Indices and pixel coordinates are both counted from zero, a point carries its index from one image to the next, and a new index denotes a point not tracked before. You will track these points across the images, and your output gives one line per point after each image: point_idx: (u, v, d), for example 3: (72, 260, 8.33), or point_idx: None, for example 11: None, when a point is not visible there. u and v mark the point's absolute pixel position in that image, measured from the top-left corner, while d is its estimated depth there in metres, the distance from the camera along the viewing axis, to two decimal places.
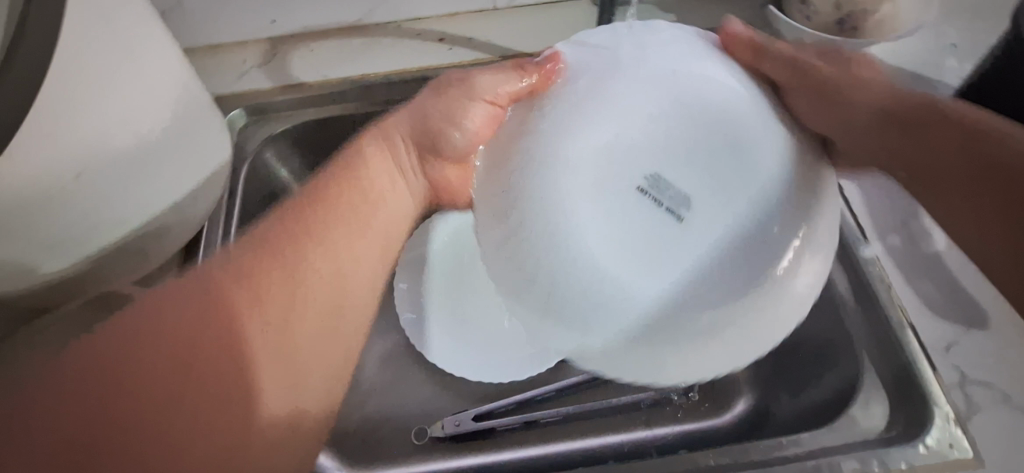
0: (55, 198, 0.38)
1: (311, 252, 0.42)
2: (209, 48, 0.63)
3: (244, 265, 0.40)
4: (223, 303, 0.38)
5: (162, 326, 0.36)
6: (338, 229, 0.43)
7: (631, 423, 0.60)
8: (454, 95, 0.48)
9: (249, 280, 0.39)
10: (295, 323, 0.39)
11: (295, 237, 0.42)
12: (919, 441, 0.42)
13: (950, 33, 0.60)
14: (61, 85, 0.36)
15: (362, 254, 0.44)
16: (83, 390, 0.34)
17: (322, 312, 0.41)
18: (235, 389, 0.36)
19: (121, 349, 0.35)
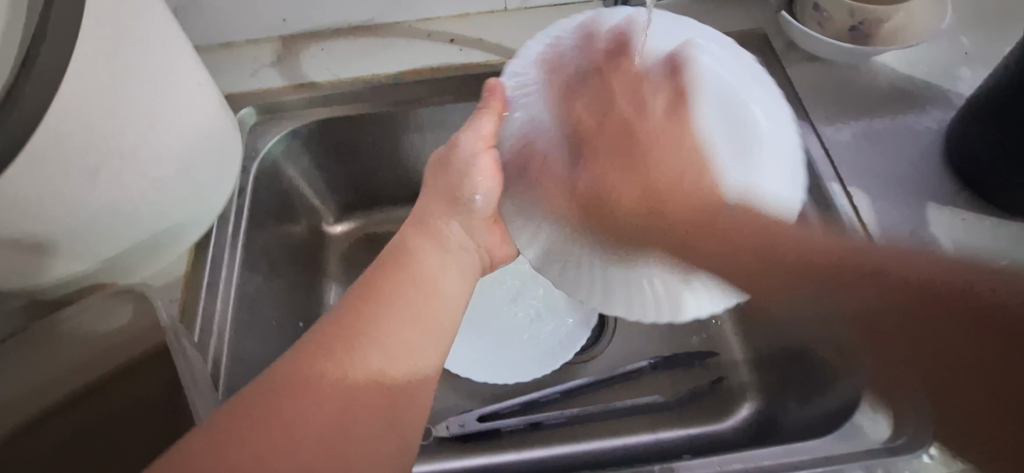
0: (72, 199, 0.38)
1: (395, 289, 0.40)
2: (221, 46, 0.63)
3: (351, 308, 0.39)
4: (320, 343, 0.37)
5: (296, 365, 0.36)
6: (412, 271, 0.42)
7: (637, 427, 0.61)
8: (459, 165, 0.49)
9: (359, 317, 0.39)
10: (423, 319, 0.40)
11: (371, 288, 0.41)
12: (923, 451, 0.43)
13: (962, 41, 0.60)
14: (85, 81, 0.35)
15: (441, 287, 0.42)
16: (255, 422, 0.33)
17: (417, 324, 0.39)
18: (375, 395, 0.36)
19: (273, 392, 0.35)
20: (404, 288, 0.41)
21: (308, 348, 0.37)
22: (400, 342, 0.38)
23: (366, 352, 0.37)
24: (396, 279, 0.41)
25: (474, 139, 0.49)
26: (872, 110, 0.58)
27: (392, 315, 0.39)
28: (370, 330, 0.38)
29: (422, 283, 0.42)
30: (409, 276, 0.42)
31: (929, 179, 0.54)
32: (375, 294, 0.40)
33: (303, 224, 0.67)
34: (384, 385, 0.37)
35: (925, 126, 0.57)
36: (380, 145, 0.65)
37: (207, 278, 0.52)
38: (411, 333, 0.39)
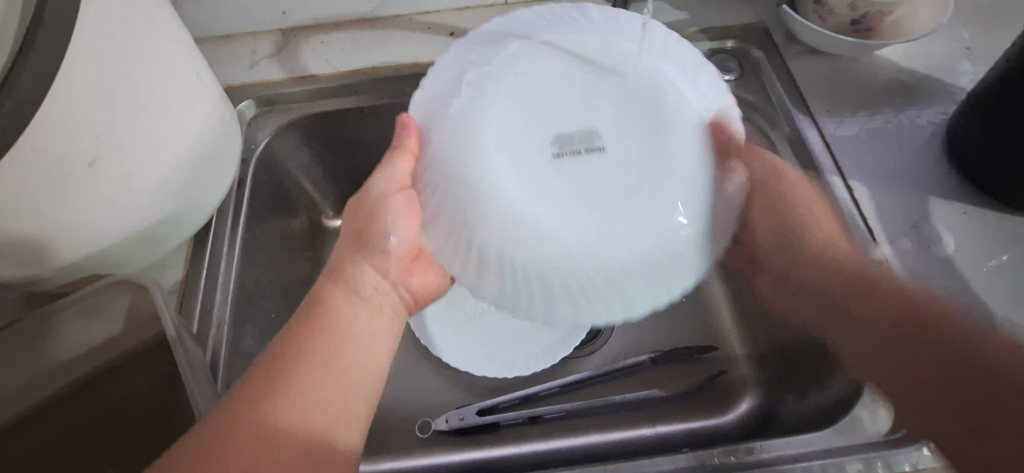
0: (69, 187, 0.38)
1: (322, 339, 0.41)
2: (220, 38, 0.63)
3: (282, 354, 0.40)
4: (257, 395, 0.38)
5: (232, 421, 0.37)
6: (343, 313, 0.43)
7: (637, 421, 0.61)
8: (366, 209, 0.46)
9: (288, 367, 0.40)
10: (351, 362, 0.41)
11: (301, 338, 0.41)
12: (924, 443, 0.43)
13: (965, 36, 0.60)
14: (78, 69, 0.35)
15: (367, 331, 0.43)
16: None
17: (346, 374, 0.41)
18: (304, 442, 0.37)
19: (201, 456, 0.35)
20: (321, 334, 0.41)
21: (241, 402, 0.38)
22: (354, 366, 0.41)
23: (293, 403, 0.38)
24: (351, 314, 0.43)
25: (389, 178, 0.44)
26: (873, 104, 0.58)
27: (336, 355, 0.41)
28: (321, 362, 0.40)
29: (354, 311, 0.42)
30: (330, 323, 0.42)
31: (930, 172, 0.54)
32: (332, 329, 0.42)
33: (301, 218, 0.66)
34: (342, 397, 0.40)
35: (926, 120, 0.56)
36: (379, 138, 0.65)
37: (206, 270, 0.52)
38: (358, 369, 0.41)
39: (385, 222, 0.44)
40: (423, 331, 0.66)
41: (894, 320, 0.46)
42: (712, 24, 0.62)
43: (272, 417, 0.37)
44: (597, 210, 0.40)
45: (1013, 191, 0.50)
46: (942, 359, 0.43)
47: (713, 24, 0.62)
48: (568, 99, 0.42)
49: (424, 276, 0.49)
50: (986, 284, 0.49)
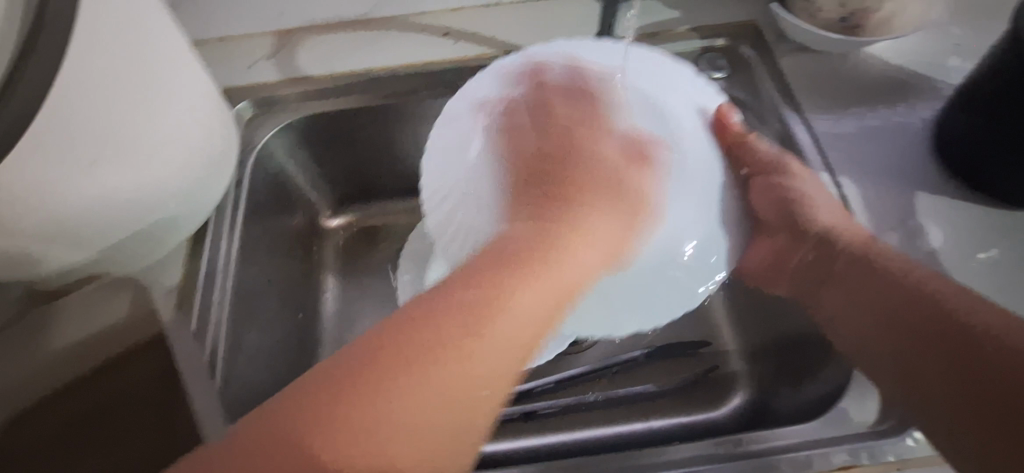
0: (70, 184, 0.39)
1: (515, 288, 0.39)
2: (218, 40, 0.64)
3: (482, 281, 0.39)
4: (429, 331, 0.36)
5: (420, 340, 0.36)
6: (544, 274, 0.40)
7: (631, 415, 0.61)
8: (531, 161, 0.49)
9: (473, 300, 0.38)
10: (514, 334, 0.38)
11: (511, 280, 0.39)
12: (909, 434, 0.43)
13: (952, 31, 0.61)
14: (79, 69, 0.36)
15: (541, 300, 0.39)
16: (343, 395, 0.33)
17: (505, 350, 0.37)
18: (440, 401, 0.35)
19: (360, 374, 0.34)
20: (519, 282, 0.39)
21: (423, 327, 0.36)
22: (444, 390, 0.35)
23: (457, 356, 0.36)
24: (432, 328, 0.36)
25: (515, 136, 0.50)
26: (862, 101, 0.58)
27: (484, 327, 0.37)
28: (494, 320, 0.37)
29: (553, 276, 0.40)
30: (535, 276, 0.40)
31: (918, 169, 0.55)
32: (500, 295, 0.38)
33: (299, 217, 0.67)
34: (434, 421, 0.35)
35: (914, 116, 0.57)
36: (374, 138, 0.66)
37: (204, 269, 0.53)
38: (449, 388, 0.35)
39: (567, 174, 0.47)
40: None
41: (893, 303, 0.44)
42: (703, 22, 0.62)
43: (344, 438, 0.32)
44: (622, 222, 0.46)
45: (998, 183, 0.51)
46: (932, 337, 0.41)
47: (704, 22, 0.62)
48: (584, 128, 0.49)
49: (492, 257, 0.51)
50: (972, 276, 0.49)
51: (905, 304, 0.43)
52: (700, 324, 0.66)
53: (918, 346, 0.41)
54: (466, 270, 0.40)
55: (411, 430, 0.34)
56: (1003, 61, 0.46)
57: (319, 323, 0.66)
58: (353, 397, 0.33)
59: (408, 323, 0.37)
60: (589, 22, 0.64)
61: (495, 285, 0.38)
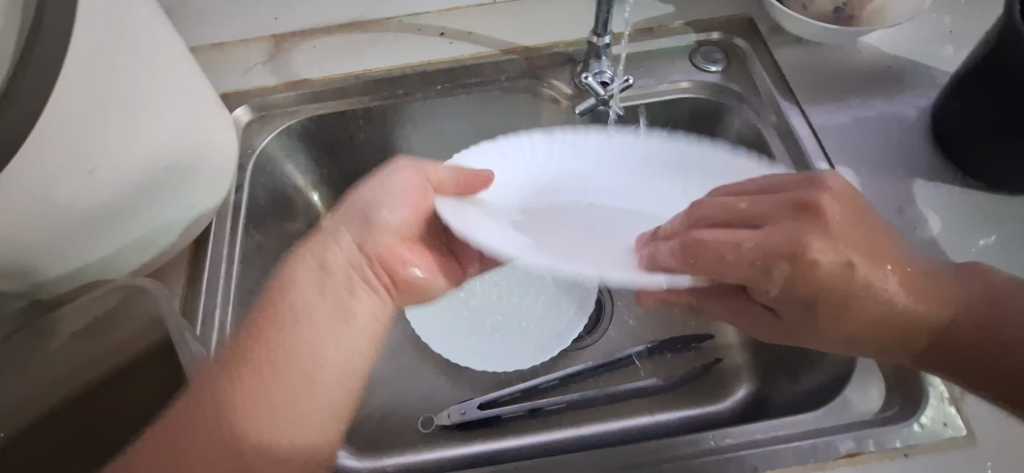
0: (68, 194, 0.39)
1: (286, 329, 0.42)
2: (212, 46, 0.64)
3: (239, 350, 0.41)
4: (254, 354, 0.41)
5: (236, 378, 0.40)
6: (303, 326, 0.42)
7: (634, 410, 0.62)
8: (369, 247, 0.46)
9: (255, 341, 0.41)
10: (273, 370, 0.40)
11: (268, 331, 0.42)
12: (913, 419, 0.43)
13: (947, 19, 0.61)
14: (78, 80, 0.36)
15: (290, 343, 0.41)
16: (191, 425, 0.39)
17: (261, 397, 0.40)
18: (276, 417, 0.40)
19: (201, 412, 0.39)
20: (269, 331, 0.42)
21: (244, 360, 0.41)
22: (325, 346, 0.42)
23: (256, 380, 0.40)
24: (224, 394, 0.39)
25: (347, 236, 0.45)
26: (859, 90, 0.58)
27: (267, 355, 0.41)
28: (279, 355, 0.41)
29: (298, 331, 0.42)
30: (297, 328, 0.42)
31: (916, 157, 0.55)
32: (274, 323, 0.42)
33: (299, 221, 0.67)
34: (282, 419, 0.40)
35: (911, 105, 0.57)
36: (372, 140, 0.66)
37: (206, 275, 0.53)
38: (262, 395, 0.40)
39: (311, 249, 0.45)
40: (423, 330, 0.67)
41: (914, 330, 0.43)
42: (697, 17, 0.63)
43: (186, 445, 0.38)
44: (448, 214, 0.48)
45: (995, 170, 0.51)
46: (965, 346, 0.42)
47: (699, 17, 0.63)
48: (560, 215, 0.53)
49: (428, 274, 0.49)
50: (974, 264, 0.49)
51: (948, 330, 0.42)
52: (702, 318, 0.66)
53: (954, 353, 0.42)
54: (232, 340, 0.42)
55: (297, 396, 0.40)
56: (998, 48, 0.46)
57: None
58: (195, 426, 0.39)
59: (228, 362, 0.41)
60: (586, 19, 0.64)
61: (280, 321, 0.42)
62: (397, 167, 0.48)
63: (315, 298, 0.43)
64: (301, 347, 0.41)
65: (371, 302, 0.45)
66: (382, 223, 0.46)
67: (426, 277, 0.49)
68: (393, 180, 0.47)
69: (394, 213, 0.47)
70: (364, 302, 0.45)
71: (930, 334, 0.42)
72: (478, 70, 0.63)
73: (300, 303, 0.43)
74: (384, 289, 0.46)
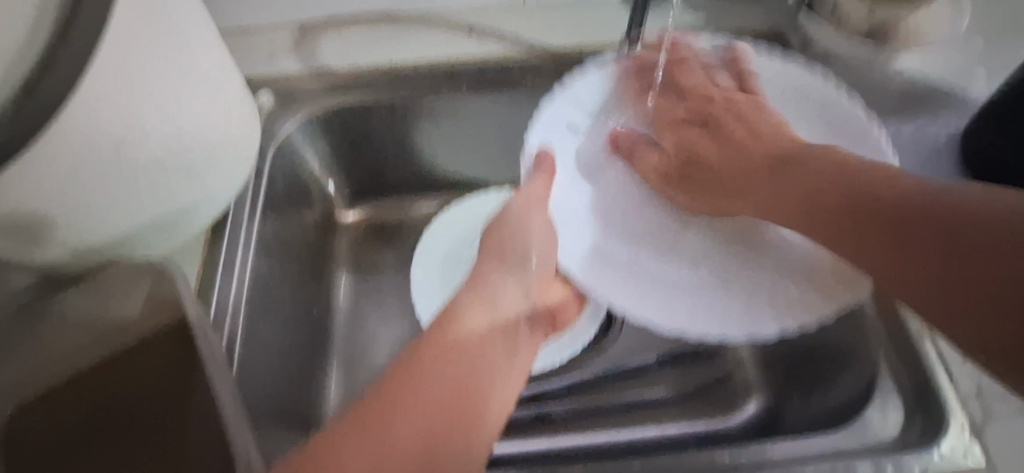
0: (100, 172, 0.39)
1: (462, 325, 0.46)
2: (240, 30, 0.64)
3: (416, 351, 0.44)
4: (429, 349, 0.44)
5: (425, 367, 0.43)
6: (473, 319, 0.47)
7: (643, 421, 0.61)
8: (538, 283, 0.52)
9: (433, 338, 0.45)
10: (455, 362, 0.44)
11: (441, 328, 0.46)
12: (934, 447, 0.43)
13: (981, 44, 0.60)
14: (111, 58, 0.37)
15: (471, 336, 0.46)
16: (384, 412, 0.39)
17: (451, 384, 0.42)
18: (470, 403, 0.42)
19: (394, 395, 0.40)
20: (450, 332, 0.46)
21: (427, 357, 0.43)
22: (496, 379, 0.45)
23: (444, 360, 0.43)
24: (405, 404, 0.40)
25: (518, 291, 0.51)
26: (887, 112, 0.58)
27: (453, 347, 0.45)
28: (462, 343, 0.45)
29: (470, 326, 0.46)
30: (462, 322, 0.47)
31: (942, 182, 0.55)
32: (449, 324, 0.46)
33: (314, 209, 0.67)
34: (446, 423, 0.40)
35: (940, 128, 0.57)
36: (393, 134, 0.65)
37: (222, 259, 0.53)
38: (440, 402, 0.41)
39: (472, 285, 0.50)
40: None
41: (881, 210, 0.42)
42: (729, 28, 0.62)
43: (384, 436, 0.38)
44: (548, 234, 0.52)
45: None
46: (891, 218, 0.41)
47: (732, 28, 0.62)
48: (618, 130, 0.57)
49: (564, 301, 0.56)
50: None
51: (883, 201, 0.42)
52: None
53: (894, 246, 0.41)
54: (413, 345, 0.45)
55: (466, 420, 0.41)
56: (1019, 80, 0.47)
57: (332, 318, 0.66)
58: (394, 416, 0.39)
59: (410, 360, 0.43)
60: (616, 24, 0.63)
61: (456, 323, 0.46)
62: (512, 205, 0.52)
63: (470, 309, 0.48)
64: (477, 380, 0.44)
65: (527, 343, 0.50)
66: (536, 271, 0.52)
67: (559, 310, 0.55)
68: (534, 220, 0.52)
69: (542, 259, 0.52)
70: (516, 312, 0.50)
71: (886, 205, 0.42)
72: (505, 70, 0.62)
73: (472, 335, 0.46)
74: (541, 326, 0.53)
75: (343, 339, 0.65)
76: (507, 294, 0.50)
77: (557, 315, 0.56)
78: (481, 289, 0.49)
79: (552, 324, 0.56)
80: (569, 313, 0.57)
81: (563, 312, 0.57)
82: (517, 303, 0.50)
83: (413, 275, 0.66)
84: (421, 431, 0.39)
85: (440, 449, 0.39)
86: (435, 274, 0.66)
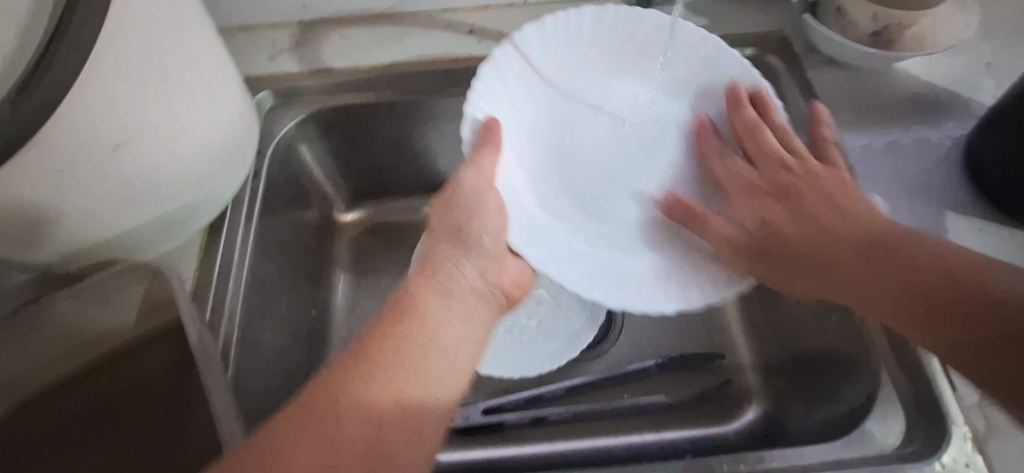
0: (93, 172, 0.39)
1: (424, 304, 0.41)
2: (241, 29, 0.64)
3: (371, 331, 0.39)
4: (386, 325, 0.39)
5: (377, 345, 0.37)
6: (435, 299, 0.42)
7: (641, 427, 0.61)
8: (495, 263, 0.48)
9: (391, 315, 0.40)
10: (412, 341, 0.38)
11: (399, 306, 0.41)
12: (936, 459, 0.43)
13: (987, 50, 0.60)
14: (108, 58, 0.36)
15: (435, 315, 0.40)
16: (323, 404, 0.33)
17: (405, 368, 0.37)
18: (420, 395, 0.36)
19: (341, 384, 0.35)
20: (411, 307, 0.40)
21: (381, 335, 0.38)
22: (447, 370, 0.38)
23: (402, 339, 0.38)
24: (352, 393, 0.34)
25: (474, 271, 0.46)
26: (891, 117, 0.58)
27: (412, 326, 0.39)
28: (421, 323, 0.40)
29: (433, 306, 0.41)
30: (424, 300, 0.41)
31: (945, 189, 0.54)
32: (409, 302, 0.41)
33: (313, 209, 0.67)
34: (391, 421, 0.35)
35: (944, 135, 0.57)
36: (392, 135, 0.65)
37: (220, 258, 0.53)
38: (388, 390, 0.35)
39: (424, 267, 0.44)
40: None
41: (937, 281, 0.40)
42: (733, 31, 0.62)
43: (320, 437, 0.32)
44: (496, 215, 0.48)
45: None
46: (940, 283, 0.40)
47: (735, 32, 0.62)
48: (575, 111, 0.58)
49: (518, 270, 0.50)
50: None
51: (937, 273, 0.41)
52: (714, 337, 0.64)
53: (922, 302, 0.40)
54: (369, 326, 0.40)
55: (414, 416, 0.36)
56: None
57: (330, 318, 0.66)
58: (338, 411, 0.33)
59: (363, 342, 0.38)
60: None
61: (416, 298, 0.41)
62: (465, 179, 0.48)
63: (429, 289, 0.42)
64: (429, 367, 0.38)
65: (484, 328, 0.43)
66: (487, 249, 0.47)
67: (517, 293, 0.49)
68: (489, 197, 0.49)
69: (496, 237, 0.48)
70: (473, 294, 0.44)
71: (931, 284, 0.41)
72: None
73: (428, 324, 0.40)
74: (500, 306, 0.47)
75: (340, 341, 0.65)
76: (463, 274, 0.45)
77: (514, 296, 0.49)
78: (434, 267, 0.44)
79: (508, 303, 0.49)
80: (524, 288, 0.50)
81: (519, 291, 0.50)
82: (471, 283, 0.45)
83: None
84: (357, 428, 0.33)
85: (377, 449, 0.33)
86: None
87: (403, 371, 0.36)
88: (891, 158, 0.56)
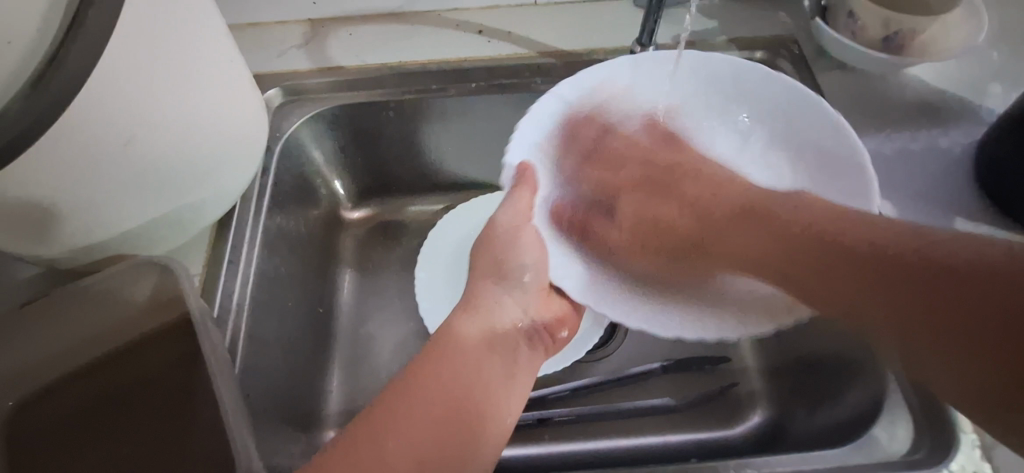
0: (104, 169, 0.39)
1: (461, 336, 0.45)
2: (250, 26, 0.64)
3: (413, 368, 0.43)
4: (426, 360, 0.43)
5: (417, 382, 0.41)
6: (469, 329, 0.45)
7: (646, 429, 0.60)
8: (545, 296, 0.51)
9: (428, 353, 0.43)
10: (447, 373, 0.42)
11: (439, 340, 0.44)
12: (945, 465, 0.43)
13: (997, 55, 0.60)
14: (120, 54, 0.36)
15: (469, 347, 0.44)
16: (368, 437, 0.38)
17: (445, 400, 0.41)
18: (465, 420, 0.41)
19: (383, 420, 0.39)
20: (447, 342, 0.44)
21: (421, 373, 0.42)
22: (498, 392, 0.44)
23: (440, 373, 0.42)
24: (397, 428, 0.38)
25: (514, 309, 0.49)
26: (901, 121, 0.58)
27: (447, 359, 0.43)
28: (457, 355, 0.43)
29: (467, 339, 0.45)
30: (459, 333, 0.45)
31: (954, 193, 0.54)
32: (446, 336, 0.45)
33: (319, 206, 0.67)
34: (455, 437, 0.39)
35: (954, 140, 0.56)
36: (400, 134, 0.65)
37: (227, 254, 0.53)
38: (432, 417, 0.39)
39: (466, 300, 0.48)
40: None
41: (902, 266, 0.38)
42: (743, 34, 0.61)
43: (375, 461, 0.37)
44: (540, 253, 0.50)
45: None
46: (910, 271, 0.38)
47: (746, 34, 0.62)
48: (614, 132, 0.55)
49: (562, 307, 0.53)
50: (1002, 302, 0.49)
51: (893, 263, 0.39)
52: (720, 339, 0.64)
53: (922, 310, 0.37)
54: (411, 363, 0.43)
55: (466, 436, 0.40)
56: None
57: (335, 317, 0.65)
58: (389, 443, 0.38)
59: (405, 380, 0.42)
60: (629, 28, 0.63)
61: (456, 331, 0.45)
62: (503, 217, 0.50)
63: (469, 321, 0.46)
64: (473, 392, 0.42)
65: (527, 358, 0.48)
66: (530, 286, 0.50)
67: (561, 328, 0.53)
68: (528, 233, 0.50)
69: (537, 275, 0.49)
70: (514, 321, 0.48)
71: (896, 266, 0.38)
72: (513, 72, 0.62)
73: (467, 355, 0.44)
74: (540, 344, 0.51)
75: (345, 338, 0.65)
76: (505, 307, 0.48)
77: (557, 334, 0.53)
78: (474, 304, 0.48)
79: (550, 341, 0.52)
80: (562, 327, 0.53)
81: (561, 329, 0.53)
82: (516, 317, 0.49)
83: (419, 276, 0.65)
84: (412, 451, 0.38)
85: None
86: (440, 275, 0.65)
87: (445, 399, 0.41)
88: (899, 160, 0.56)
